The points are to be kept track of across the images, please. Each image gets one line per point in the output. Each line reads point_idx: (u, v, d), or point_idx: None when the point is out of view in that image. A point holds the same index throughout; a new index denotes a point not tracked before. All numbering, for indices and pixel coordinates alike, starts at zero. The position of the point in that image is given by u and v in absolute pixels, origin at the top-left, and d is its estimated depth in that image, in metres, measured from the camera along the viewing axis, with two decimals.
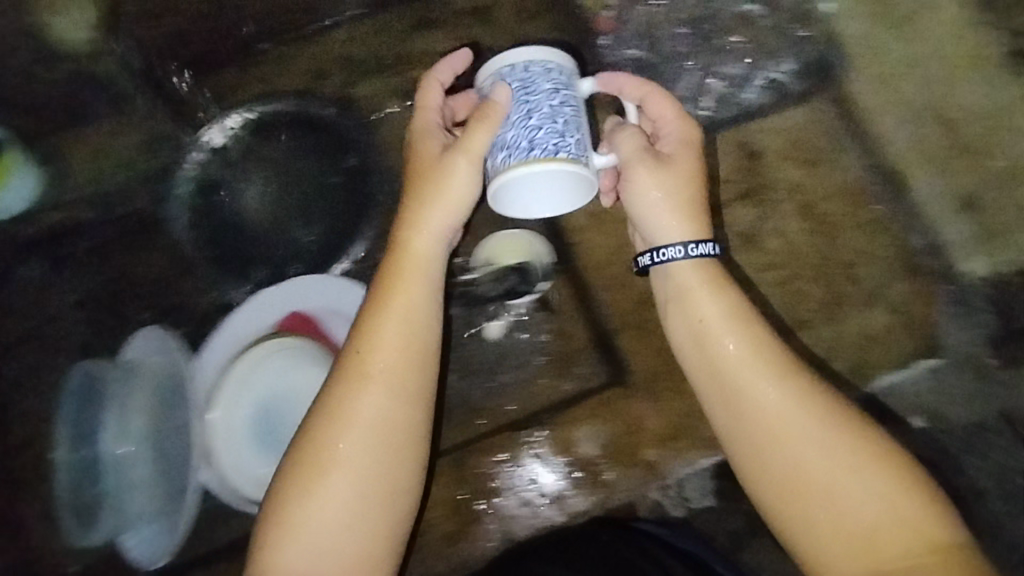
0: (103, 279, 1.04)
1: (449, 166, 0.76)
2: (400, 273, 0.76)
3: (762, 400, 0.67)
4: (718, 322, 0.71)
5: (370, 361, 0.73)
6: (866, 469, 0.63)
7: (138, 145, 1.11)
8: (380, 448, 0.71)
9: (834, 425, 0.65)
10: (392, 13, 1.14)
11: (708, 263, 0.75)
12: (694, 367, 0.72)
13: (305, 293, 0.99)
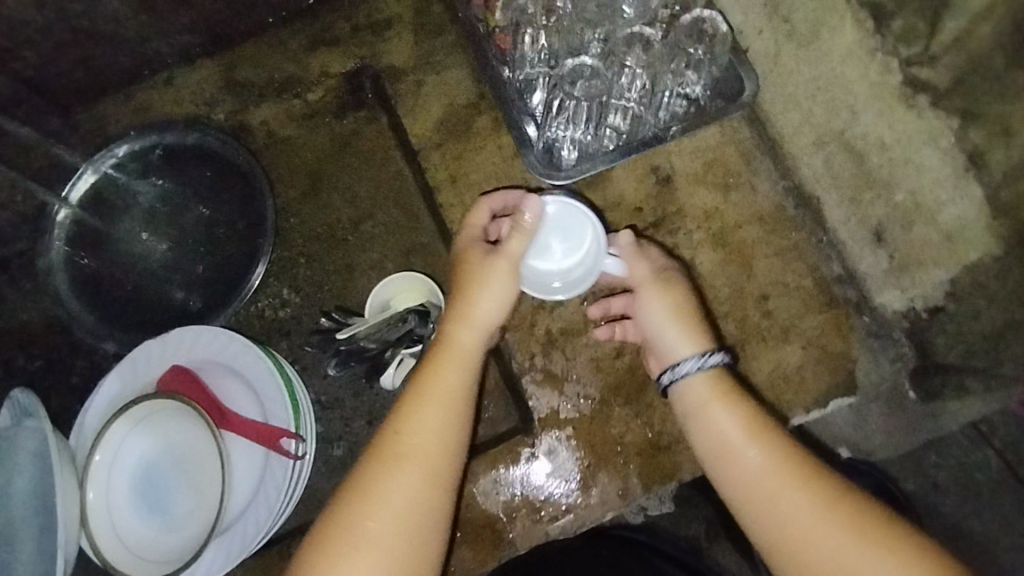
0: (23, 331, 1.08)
1: (492, 267, 0.77)
2: (441, 357, 0.74)
3: (770, 490, 0.65)
4: (729, 421, 0.70)
5: (413, 446, 0.69)
6: (880, 552, 0.59)
7: (22, 190, 1.08)
8: (409, 537, 0.66)
9: (847, 511, 0.62)
10: (287, 33, 1.11)
11: (719, 373, 0.73)
12: (707, 455, 0.71)
13: (185, 348, 0.93)
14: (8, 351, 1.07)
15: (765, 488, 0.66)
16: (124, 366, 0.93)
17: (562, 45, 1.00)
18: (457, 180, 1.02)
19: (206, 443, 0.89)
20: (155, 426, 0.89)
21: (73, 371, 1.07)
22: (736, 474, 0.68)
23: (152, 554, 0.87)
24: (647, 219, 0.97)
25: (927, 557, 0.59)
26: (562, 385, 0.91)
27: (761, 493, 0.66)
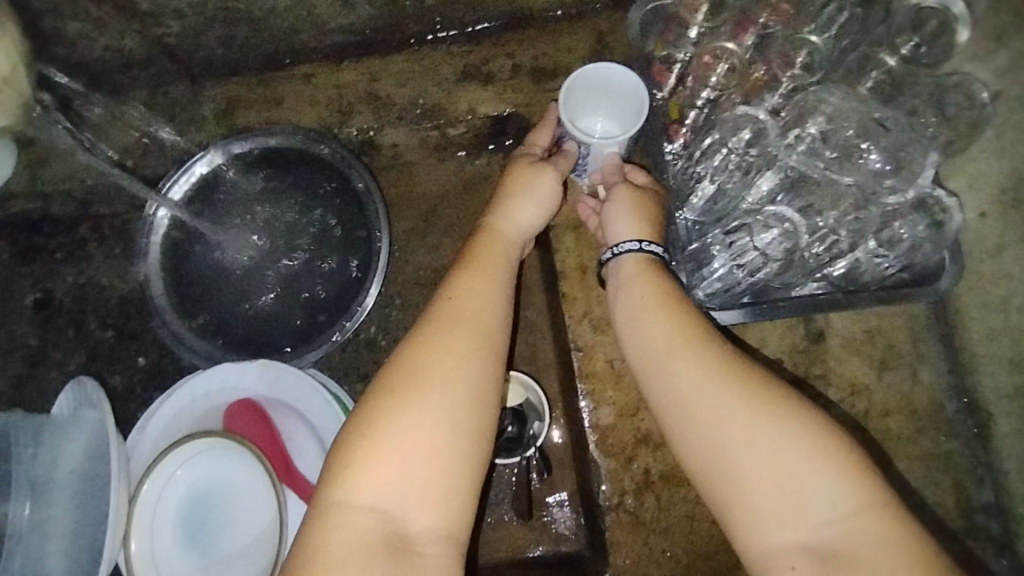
0: (108, 302, 1.05)
1: (544, 172, 0.77)
2: (491, 242, 0.72)
3: (698, 385, 0.59)
4: (647, 309, 0.66)
5: (465, 308, 0.64)
6: (806, 442, 0.54)
7: (141, 159, 1.05)
8: (473, 385, 0.60)
9: (771, 404, 0.56)
10: (441, 56, 1.02)
11: (646, 258, 0.71)
12: (636, 358, 0.65)
13: (250, 377, 0.87)
14: (83, 314, 1.05)
15: (700, 387, 0.59)
16: (187, 387, 0.87)
17: (756, 164, 0.83)
18: (586, 271, 0.93)
19: (260, 486, 0.85)
20: (208, 461, 0.85)
21: (142, 353, 1.03)
22: (674, 375, 0.61)
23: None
24: (785, 373, 0.87)
25: (858, 465, 0.53)
26: (645, 534, 0.84)
27: (695, 393, 0.59)
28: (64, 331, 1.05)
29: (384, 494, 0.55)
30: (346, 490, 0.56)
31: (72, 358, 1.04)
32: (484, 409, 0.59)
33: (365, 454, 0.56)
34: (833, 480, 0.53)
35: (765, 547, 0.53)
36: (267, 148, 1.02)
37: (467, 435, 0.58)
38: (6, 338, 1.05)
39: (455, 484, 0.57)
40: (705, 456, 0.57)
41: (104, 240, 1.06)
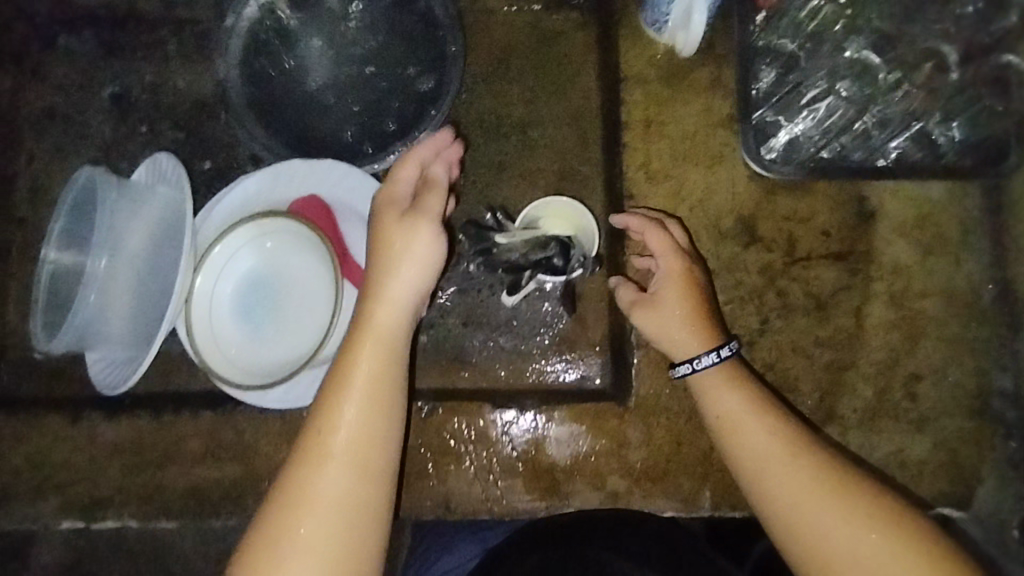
0: (178, 105, 1.08)
1: (421, 232, 0.70)
2: (373, 321, 0.68)
3: (807, 502, 0.66)
4: (720, 397, 0.75)
5: (337, 437, 0.65)
6: (899, 549, 0.62)
7: None
8: (338, 539, 0.62)
9: (871, 516, 0.64)
10: None
11: (727, 365, 0.77)
12: (711, 422, 0.75)
13: (308, 174, 0.90)
14: (156, 113, 1.08)
15: (796, 483, 0.67)
16: (253, 176, 0.91)
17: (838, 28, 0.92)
18: (650, 125, 0.94)
19: (324, 273, 0.87)
20: (270, 245, 0.87)
21: (209, 156, 1.07)
22: (774, 471, 0.69)
23: (257, 372, 0.87)
24: (831, 248, 0.89)
25: (932, 547, 0.62)
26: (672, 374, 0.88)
27: (800, 508, 0.66)
28: (136, 126, 1.08)
29: (302, 570, 0.61)
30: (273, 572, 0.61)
31: (138, 153, 1.07)
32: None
33: (274, 573, 0.61)
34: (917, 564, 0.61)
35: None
36: None
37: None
38: (80, 126, 1.07)
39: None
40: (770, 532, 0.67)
41: (183, 44, 1.09)
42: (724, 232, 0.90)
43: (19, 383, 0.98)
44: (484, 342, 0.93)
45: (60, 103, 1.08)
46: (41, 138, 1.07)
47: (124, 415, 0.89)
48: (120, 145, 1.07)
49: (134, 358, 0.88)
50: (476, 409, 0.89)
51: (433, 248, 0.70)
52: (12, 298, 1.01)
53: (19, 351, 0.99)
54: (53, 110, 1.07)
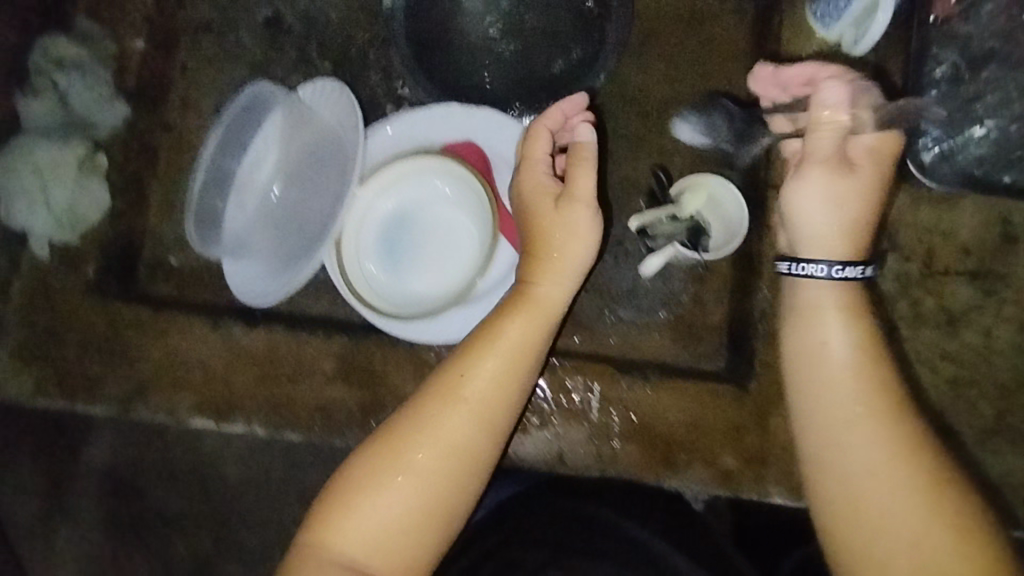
0: (328, 35, 1.10)
1: (570, 208, 0.78)
2: (531, 301, 0.78)
3: (870, 442, 0.68)
4: (828, 349, 0.72)
5: (467, 387, 0.75)
6: (922, 502, 0.65)
7: None
8: (442, 478, 0.72)
9: (902, 468, 0.66)
10: None
11: (849, 290, 0.74)
12: (795, 367, 0.74)
13: (464, 121, 0.93)
14: (308, 41, 1.10)
15: (860, 440, 0.68)
16: (419, 114, 0.94)
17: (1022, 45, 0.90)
18: None
19: (468, 213, 0.91)
20: (418, 183, 0.92)
21: (355, 91, 1.09)
22: (833, 399, 0.70)
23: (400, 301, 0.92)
24: (970, 265, 0.90)
25: (982, 548, 0.63)
26: None
27: (857, 464, 0.68)
28: (288, 52, 1.10)
29: (404, 494, 0.71)
30: (388, 468, 0.73)
31: (285, 76, 1.09)
32: (439, 514, 0.72)
33: (392, 465, 0.73)
34: (933, 512, 0.64)
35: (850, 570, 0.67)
36: None
37: (428, 510, 0.72)
38: (234, 44, 1.09)
39: (412, 545, 0.71)
40: (820, 488, 0.70)
41: None
42: (865, 235, 0.91)
43: (154, 283, 1.02)
44: (607, 310, 0.96)
45: (216, 17, 1.08)
46: (194, 48, 1.08)
47: (263, 327, 0.93)
48: (268, 66, 1.09)
49: (281, 275, 0.91)
50: (601, 373, 0.92)
51: (585, 246, 0.78)
52: (154, 202, 1.03)
53: (157, 253, 1.03)
54: (209, 23, 1.08)
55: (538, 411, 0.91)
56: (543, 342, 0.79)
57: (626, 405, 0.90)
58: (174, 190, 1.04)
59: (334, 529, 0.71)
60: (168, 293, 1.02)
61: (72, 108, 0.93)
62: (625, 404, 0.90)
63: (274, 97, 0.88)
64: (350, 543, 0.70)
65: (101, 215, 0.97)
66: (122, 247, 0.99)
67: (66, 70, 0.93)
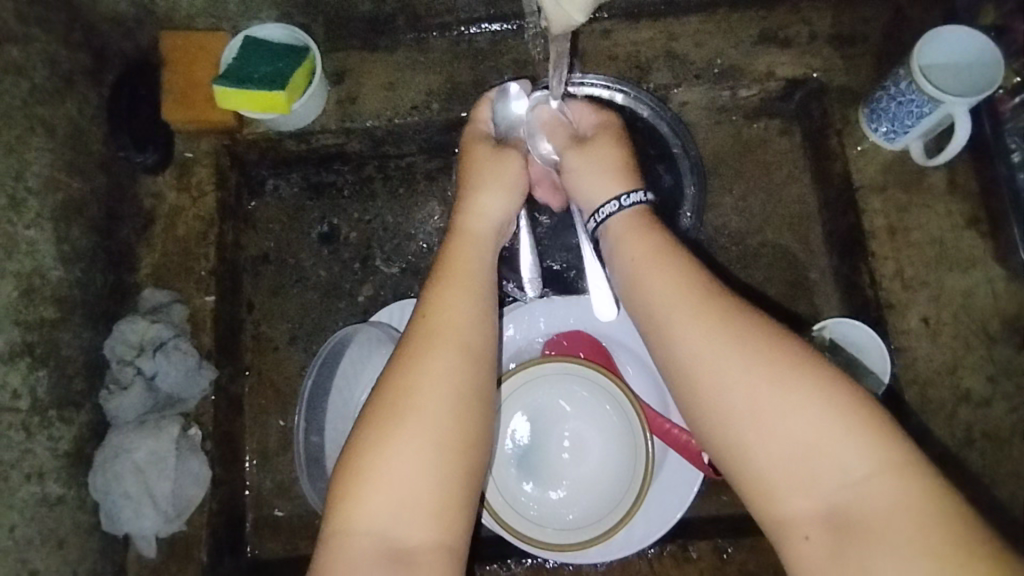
0: (389, 236, 1.08)
1: (505, 159, 0.81)
2: (469, 231, 0.77)
3: (693, 342, 0.62)
4: (643, 281, 0.68)
5: (445, 324, 0.68)
6: (804, 402, 0.57)
7: (434, 95, 1.05)
8: (450, 422, 0.64)
9: (763, 361, 0.59)
10: (740, 17, 1.04)
11: (640, 209, 0.75)
12: (648, 322, 0.67)
13: (579, 310, 0.88)
14: (369, 250, 1.08)
15: (744, 380, 0.60)
16: (534, 307, 0.88)
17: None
18: (895, 233, 0.94)
19: (610, 409, 0.83)
20: (538, 386, 0.85)
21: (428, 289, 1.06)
22: (704, 344, 0.62)
23: (558, 518, 0.82)
24: None
25: (851, 411, 0.57)
26: (967, 484, 0.86)
27: (766, 414, 0.58)
28: (351, 264, 1.07)
29: (415, 451, 0.62)
30: (393, 431, 0.63)
31: (356, 289, 1.06)
32: (464, 461, 0.64)
33: (391, 426, 0.63)
34: (840, 418, 0.57)
35: (788, 518, 0.57)
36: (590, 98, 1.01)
37: (450, 467, 0.63)
38: (295, 268, 1.07)
39: (442, 503, 0.62)
40: (720, 438, 0.60)
41: (390, 180, 1.10)
42: (991, 334, 0.90)
43: (265, 542, 0.95)
44: None
45: (272, 247, 1.07)
46: (258, 284, 1.06)
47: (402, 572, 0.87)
48: (336, 283, 1.06)
49: None
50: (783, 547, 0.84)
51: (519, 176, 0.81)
52: (247, 457, 0.98)
53: (261, 509, 0.96)
54: (267, 254, 1.07)
55: None
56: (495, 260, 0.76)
57: None
58: (267, 437, 0.98)
59: (350, 514, 0.61)
60: (282, 551, 0.95)
61: (161, 389, 0.89)
62: None
63: (359, 332, 0.94)
64: (376, 517, 0.61)
65: (203, 491, 0.88)
66: (229, 517, 0.92)
67: (147, 353, 0.88)
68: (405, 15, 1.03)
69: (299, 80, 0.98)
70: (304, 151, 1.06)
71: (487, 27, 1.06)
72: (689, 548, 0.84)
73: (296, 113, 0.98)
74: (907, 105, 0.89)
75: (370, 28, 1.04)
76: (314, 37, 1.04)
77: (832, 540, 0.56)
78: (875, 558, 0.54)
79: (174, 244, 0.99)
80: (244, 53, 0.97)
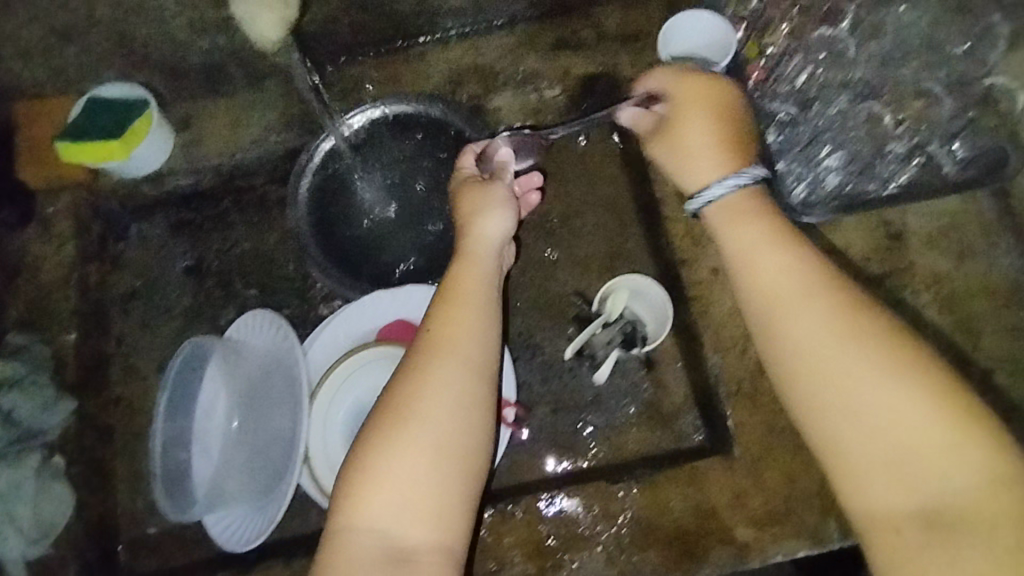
0: (246, 261, 1.17)
1: (493, 186, 0.89)
2: (470, 250, 0.85)
3: (799, 325, 0.70)
4: (755, 268, 0.75)
5: (451, 340, 0.76)
6: (900, 390, 0.64)
7: (272, 129, 1.16)
8: (464, 432, 0.72)
9: (870, 348, 0.66)
10: (536, 29, 1.17)
11: (756, 189, 0.81)
12: (757, 308, 0.74)
13: (393, 302, 1.00)
14: (230, 275, 1.17)
15: (842, 358, 0.67)
16: (356, 303, 1.00)
17: (833, 74, 1.03)
18: (683, 197, 1.05)
19: None
20: (361, 371, 0.97)
21: (285, 304, 1.15)
22: (804, 329, 0.70)
23: None
24: (875, 270, 0.97)
25: (952, 405, 0.62)
26: (766, 415, 0.92)
27: (865, 397, 0.65)
28: (212, 291, 1.16)
29: (416, 454, 0.70)
30: (400, 430, 0.71)
31: (220, 313, 1.15)
32: (464, 464, 0.72)
33: (396, 431, 0.71)
34: (935, 415, 0.62)
35: (866, 498, 0.64)
36: (398, 111, 1.14)
37: (450, 468, 0.71)
38: (161, 301, 1.15)
39: (438, 508, 0.69)
40: (813, 410, 0.68)
41: (245, 210, 1.19)
42: None
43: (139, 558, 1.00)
44: (575, 423, 1.02)
45: (138, 284, 1.16)
46: (126, 319, 1.14)
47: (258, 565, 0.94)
48: (199, 310, 1.15)
49: (256, 508, 0.94)
50: (596, 492, 0.92)
51: (511, 192, 0.88)
52: (120, 479, 1.04)
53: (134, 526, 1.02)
54: (134, 291, 1.15)
55: (551, 552, 0.89)
56: (492, 279, 0.84)
57: (626, 506, 0.90)
58: (138, 458, 1.05)
59: (354, 509, 0.69)
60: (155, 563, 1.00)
61: (19, 422, 0.96)
62: (624, 505, 0.90)
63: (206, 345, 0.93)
64: (376, 514, 0.68)
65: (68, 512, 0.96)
66: (97, 534, 0.99)
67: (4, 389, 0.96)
68: (236, 64, 1.15)
69: (139, 128, 1.08)
70: (161, 194, 1.17)
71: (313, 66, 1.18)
72: (511, 506, 0.92)
73: (134, 158, 1.09)
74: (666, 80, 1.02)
75: (208, 80, 1.16)
76: (159, 92, 1.16)
77: (903, 522, 0.62)
78: (943, 536, 0.59)
79: (38, 290, 1.08)
80: (87, 111, 1.08)
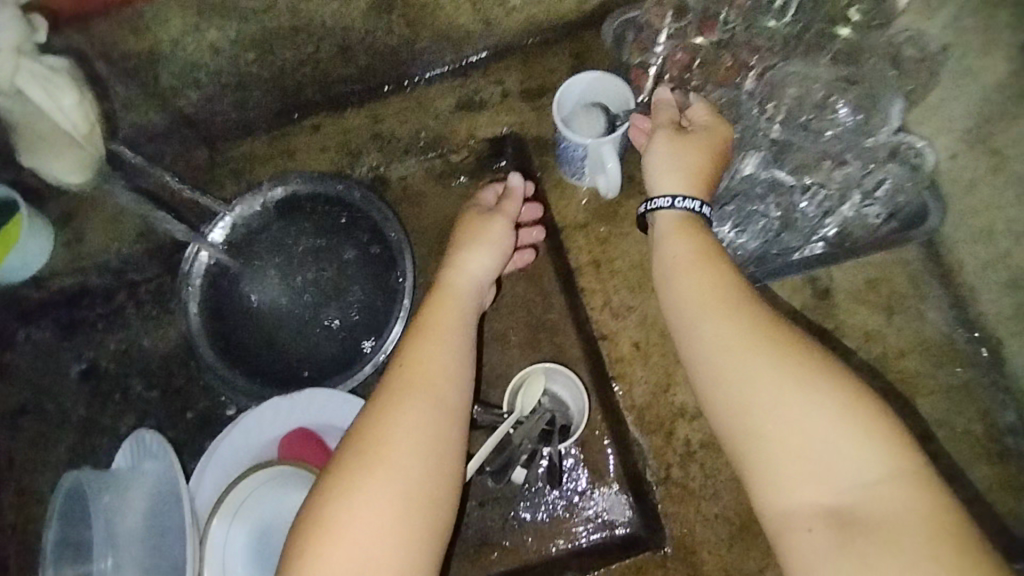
0: (146, 361, 1.09)
1: (493, 224, 0.88)
2: (452, 285, 0.82)
3: (722, 338, 0.63)
4: (684, 283, 0.69)
5: (422, 369, 0.72)
6: (825, 410, 0.58)
7: (161, 218, 1.08)
8: (417, 476, 0.65)
9: (791, 361, 0.60)
10: (434, 90, 1.09)
11: (697, 218, 0.74)
12: (679, 324, 0.68)
13: (292, 409, 0.96)
14: (129, 378, 1.09)
15: (765, 374, 0.60)
16: (253, 416, 0.95)
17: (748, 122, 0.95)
18: (600, 266, 0.98)
19: None
20: (261, 495, 0.89)
21: (189, 408, 1.07)
22: (732, 352, 0.62)
23: None
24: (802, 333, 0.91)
25: (879, 426, 0.58)
26: (696, 501, 0.87)
27: (788, 414, 0.58)
28: (111, 396, 1.08)
29: (377, 499, 0.63)
30: (364, 469, 0.64)
31: (120, 421, 1.07)
32: (428, 512, 0.64)
33: (358, 472, 0.64)
34: (866, 433, 0.57)
35: (791, 510, 0.57)
36: (284, 196, 1.05)
37: (411, 521, 0.63)
38: (56, 412, 1.07)
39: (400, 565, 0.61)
40: (735, 426, 0.61)
41: (142, 305, 1.11)
42: None
43: None
44: (505, 518, 0.95)
45: (27, 397, 1.07)
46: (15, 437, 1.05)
47: None
48: (98, 419, 1.07)
49: None
50: None
51: (506, 235, 0.87)
52: None
53: None
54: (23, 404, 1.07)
55: None
56: (471, 317, 0.80)
57: None
58: None
59: (308, 566, 0.60)
60: None
61: None
62: None
63: (86, 483, 0.82)
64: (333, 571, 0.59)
65: None
66: None
67: None
68: None
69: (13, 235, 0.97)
70: (45, 297, 1.08)
71: (200, 147, 1.09)
72: None
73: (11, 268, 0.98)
74: (571, 149, 0.93)
75: None
76: None
77: (836, 541, 0.55)
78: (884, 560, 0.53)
79: None
80: None
